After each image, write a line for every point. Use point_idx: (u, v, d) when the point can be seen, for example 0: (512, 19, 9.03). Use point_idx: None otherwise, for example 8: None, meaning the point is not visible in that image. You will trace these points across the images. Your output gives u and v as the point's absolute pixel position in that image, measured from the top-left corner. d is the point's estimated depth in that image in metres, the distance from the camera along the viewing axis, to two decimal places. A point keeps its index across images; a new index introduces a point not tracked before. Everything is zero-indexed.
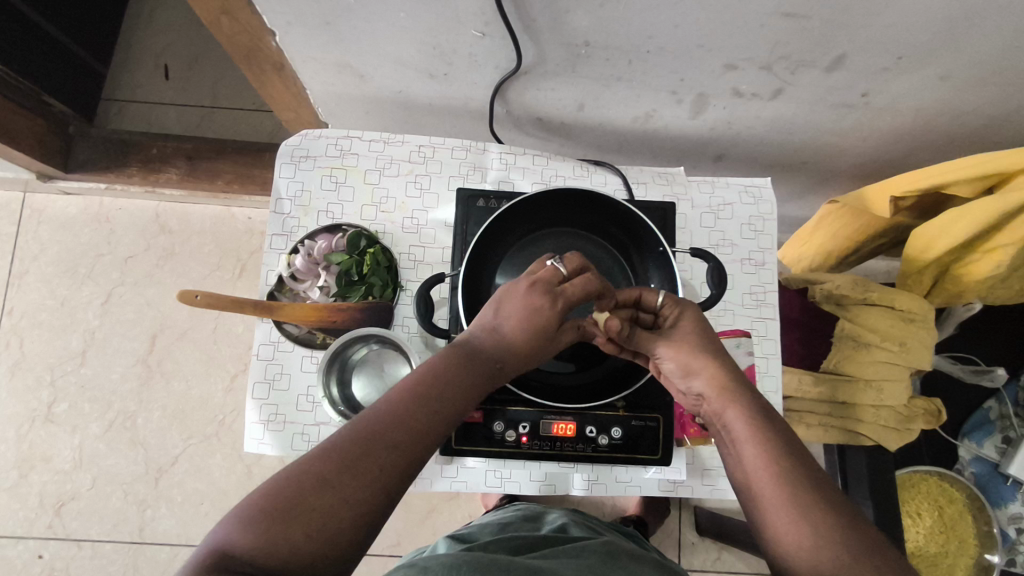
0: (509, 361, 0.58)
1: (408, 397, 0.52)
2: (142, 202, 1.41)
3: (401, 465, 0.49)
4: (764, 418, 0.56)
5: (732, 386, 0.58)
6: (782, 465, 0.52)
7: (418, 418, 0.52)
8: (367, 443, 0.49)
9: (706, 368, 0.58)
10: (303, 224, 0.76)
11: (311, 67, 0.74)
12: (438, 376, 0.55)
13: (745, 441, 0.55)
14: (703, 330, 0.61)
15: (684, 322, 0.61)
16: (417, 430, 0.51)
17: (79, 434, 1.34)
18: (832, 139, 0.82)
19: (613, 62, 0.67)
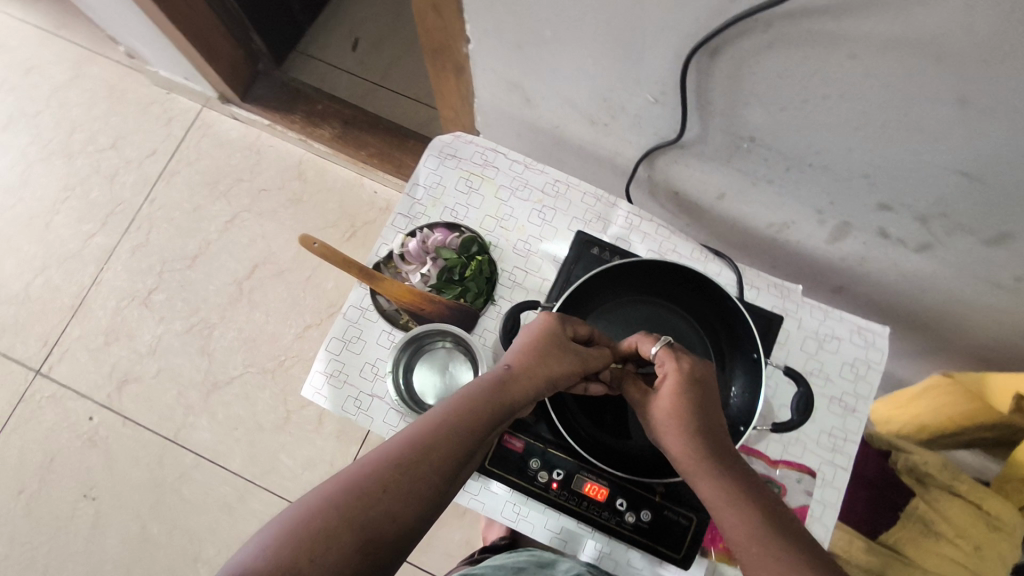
0: (536, 383, 0.57)
1: (416, 435, 0.52)
2: (292, 147, 1.54)
3: (393, 493, 0.49)
4: (740, 478, 0.52)
5: (709, 450, 0.53)
6: (757, 537, 0.49)
7: (423, 452, 0.51)
8: (374, 481, 0.49)
9: (676, 429, 0.54)
10: (427, 214, 0.81)
11: (487, 80, 0.80)
12: (447, 411, 0.53)
13: (721, 513, 0.51)
14: (683, 379, 0.55)
15: (683, 370, 0.55)
16: (428, 454, 0.51)
17: (162, 325, 1.45)
18: (968, 311, 0.77)
19: (770, 165, 0.67)
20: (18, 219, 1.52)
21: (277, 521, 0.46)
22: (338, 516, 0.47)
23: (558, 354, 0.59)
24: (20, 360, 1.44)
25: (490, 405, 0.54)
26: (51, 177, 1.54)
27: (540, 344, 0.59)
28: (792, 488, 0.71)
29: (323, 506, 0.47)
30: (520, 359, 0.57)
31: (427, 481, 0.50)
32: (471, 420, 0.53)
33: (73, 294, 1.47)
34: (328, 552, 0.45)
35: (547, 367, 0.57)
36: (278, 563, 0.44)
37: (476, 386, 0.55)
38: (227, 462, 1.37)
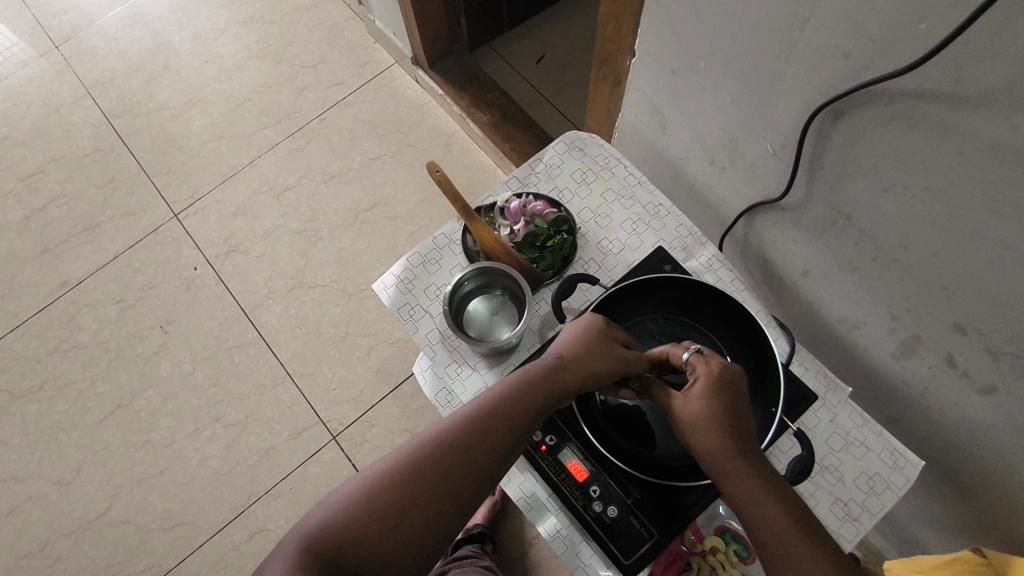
0: (580, 380, 0.61)
1: (473, 417, 0.57)
2: (451, 121, 1.70)
3: (451, 468, 0.55)
4: (770, 479, 0.56)
5: (742, 450, 0.56)
6: (779, 530, 0.53)
7: (480, 431, 0.56)
8: (436, 461, 0.55)
9: (710, 423, 0.57)
10: (538, 186, 0.89)
11: (635, 98, 0.88)
12: (502, 397, 0.59)
13: (749, 509, 0.55)
14: (717, 380, 0.59)
15: (714, 372, 0.59)
16: (481, 436, 0.56)
17: (283, 219, 1.64)
18: (1014, 486, 0.73)
19: (859, 251, 0.70)
20: (218, 93, 1.78)
21: (353, 493, 0.53)
22: (404, 493, 0.53)
23: (603, 352, 0.63)
24: (167, 200, 1.68)
25: (539, 394, 0.60)
26: (258, 71, 1.80)
27: (579, 343, 0.63)
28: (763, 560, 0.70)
29: (392, 481, 0.53)
30: (564, 353, 0.62)
31: (484, 459, 0.56)
32: (521, 404, 0.59)
33: (230, 166, 1.70)
34: (395, 521, 0.52)
35: (591, 363, 0.62)
36: (352, 531, 0.51)
37: (524, 376, 0.60)
38: (280, 351, 1.51)
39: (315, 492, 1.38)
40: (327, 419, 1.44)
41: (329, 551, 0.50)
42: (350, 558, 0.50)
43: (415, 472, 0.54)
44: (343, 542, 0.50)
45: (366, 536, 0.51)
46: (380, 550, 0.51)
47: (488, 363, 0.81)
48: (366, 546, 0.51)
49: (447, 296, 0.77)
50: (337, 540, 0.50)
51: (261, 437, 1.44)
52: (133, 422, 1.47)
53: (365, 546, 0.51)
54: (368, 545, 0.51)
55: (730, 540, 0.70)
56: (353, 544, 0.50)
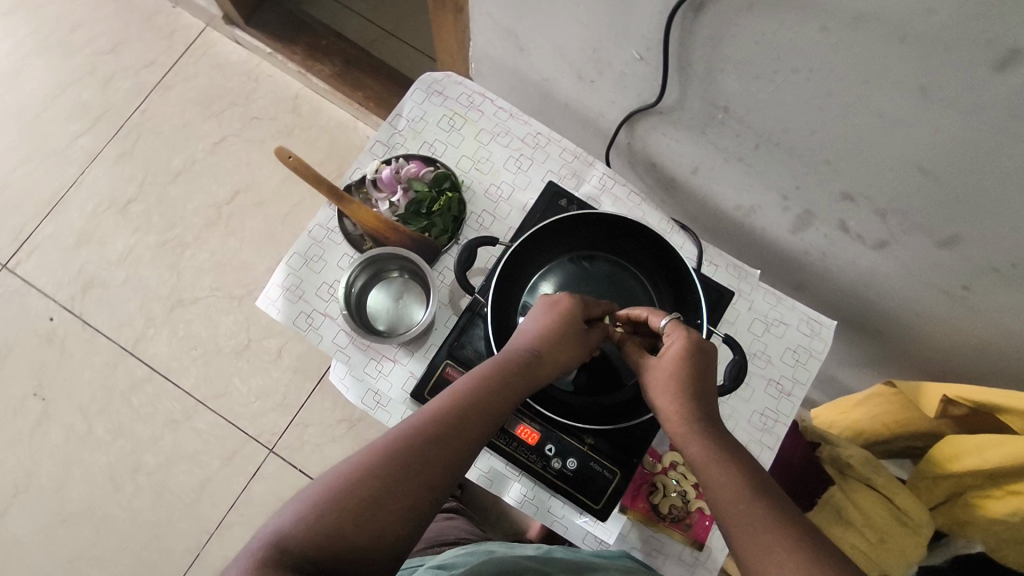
0: (549, 362, 0.59)
1: (452, 402, 0.53)
2: (292, 80, 1.53)
3: (429, 456, 0.49)
4: (728, 439, 0.52)
5: (701, 411, 0.53)
6: (732, 487, 0.48)
7: (458, 420, 0.52)
8: (413, 447, 0.49)
9: (672, 387, 0.55)
10: (406, 146, 0.81)
11: (483, 23, 0.80)
12: (476, 385, 0.55)
13: (705, 467, 0.50)
14: (687, 344, 0.56)
15: (686, 339, 0.56)
16: (462, 423, 0.52)
17: (135, 237, 1.44)
18: (913, 319, 0.80)
19: (741, 140, 0.69)
20: (5, 109, 1.49)
21: (321, 487, 0.46)
22: (379, 481, 0.47)
23: (574, 330, 0.61)
24: None
25: (515, 379, 0.57)
26: (45, 72, 1.52)
27: (554, 326, 0.61)
28: None
29: (363, 474, 0.47)
30: (538, 338, 0.60)
31: (459, 451, 0.51)
32: (498, 391, 0.55)
33: (51, 193, 1.46)
34: (371, 515, 0.45)
35: (564, 343, 0.60)
36: (319, 529, 0.44)
37: (500, 363, 0.57)
38: (181, 379, 1.38)
39: (269, 509, 1.32)
40: (257, 434, 1.35)
41: (288, 554, 0.43)
42: (319, 556, 0.43)
43: (388, 462, 0.48)
44: (309, 544, 0.43)
45: (336, 535, 0.44)
46: (353, 547, 0.44)
47: (408, 349, 0.75)
48: (335, 544, 0.44)
49: (343, 311, 0.69)
50: (301, 543, 0.43)
51: (191, 472, 1.33)
52: (40, 502, 1.32)
53: (335, 543, 0.44)
54: (338, 541, 0.44)
55: None
56: (321, 543, 0.44)
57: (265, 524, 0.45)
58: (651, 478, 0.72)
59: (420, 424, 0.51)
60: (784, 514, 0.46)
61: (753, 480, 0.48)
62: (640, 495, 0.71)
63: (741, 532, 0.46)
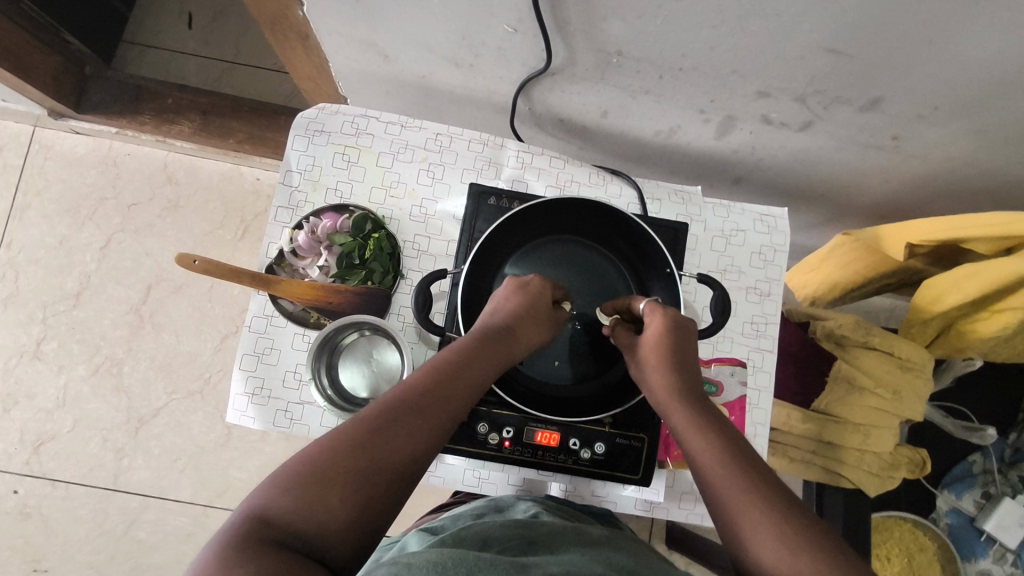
0: (524, 335, 0.59)
1: (432, 374, 0.51)
2: (152, 151, 1.39)
3: (413, 429, 0.47)
4: (714, 412, 0.53)
5: (684, 384, 0.55)
6: (717, 456, 0.49)
7: (439, 394, 0.50)
8: (395, 416, 0.47)
9: (659, 364, 0.56)
10: (309, 200, 0.75)
11: (335, 41, 0.72)
12: (454, 357, 0.53)
13: (691, 439, 0.51)
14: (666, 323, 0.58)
15: (667, 316, 0.59)
16: (444, 398, 0.50)
17: (64, 375, 1.33)
18: (854, 176, 0.81)
19: (643, 75, 0.66)
20: None
21: (303, 456, 0.44)
22: (364, 452, 0.44)
23: (538, 304, 0.62)
24: None
25: (490, 351, 0.55)
26: None
27: (525, 300, 0.61)
28: (727, 382, 0.74)
29: (348, 442, 0.45)
30: (513, 311, 0.59)
31: (442, 424, 0.49)
32: (476, 362, 0.54)
33: None
34: (359, 487, 0.43)
35: (536, 318, 0.60)
36: (305, 505, 0.41)
37: (482, 337, 0.56)
38: (178, 494, 1.31)
39: None
40: None
41: (273, 535, 0.40)
42: (303, 531, 0.41)
43: (371, 430, 0.46)
44: (294, 521, 0.41)
45: (321, 505, 0.42)
46: (339, 519, 0.42)
47: None
48: (321, 518, 0.41)
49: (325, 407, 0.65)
50: (286, 520, 0.41)
51: None
52: None
53: (319, 515, 0.41)
54: (322, 514, 0.41)
55: None
56: (306, 520, 0.41)
57: (241, 504, 0.42)
58: None
59: (402, 396, 0.49)
60: (767, 485, 0.47)
61: (737, 452, 0.49)
62: (673, 444, 0.72)
63: (729, 504, 0.46)
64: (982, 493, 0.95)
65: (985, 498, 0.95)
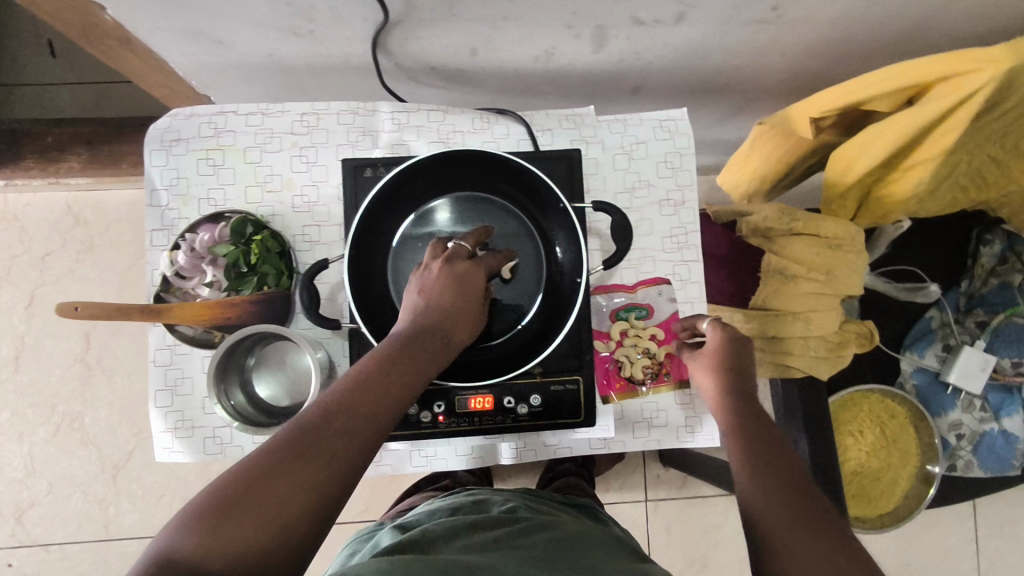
0: (454, 337, 0.55)
1: (357, 384, 0.48)
2: (50, 195, 1.31)
3: (335, 446, 0.45)
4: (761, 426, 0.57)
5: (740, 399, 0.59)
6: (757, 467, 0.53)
7: (362, 405, 0.47)
8: (315, 434, 0.45)
9: (713, 375, 0.62)
10: (184, 215, 0.70)
11: (161, 39, 0.66)
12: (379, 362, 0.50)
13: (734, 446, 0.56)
14: (727, 339, 0.62)
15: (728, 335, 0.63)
16: (370, 408, 0.48)
17: (26, 441, 1.30)
18: (751, 57, 0.76)
19: (490, 2, 0.60)
20: None
21: (218, 486, 0.42)
22: (280, 476, 0.43)
23: (468, 287, 0.57)
24: None
25: (415, 352, 0.52)
26: None
27: (456, 290, 0.56)
28: (657, 303, 0.72)
29: (259, 471, 0.43)
30: (440, 304, 0.55)
31: (367, 435, 0.47)
32: (402, 365, 0.51)
33: None
34: (274, 514, 0.41)
35: (463, 305, 0.56)
36: (213, 538, 0.40)
37: (407, 338, 0.52)
38: None
39: None
40: None
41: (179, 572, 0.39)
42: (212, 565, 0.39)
43: (288, 452, 0.44)
44: (201, 556, 0.39)
45: (232, 537, 0.40)
46: (254, 550, 0.40)
47: None
48: (231, 550, 0.40)
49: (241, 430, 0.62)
50: (192, 556, 0.39)
51: None
52: None
53: (230, 547, 0.40)
54: (234, 545, 0.40)
55: (627, 314, 0.72)
56: (215, 554, 0.40)
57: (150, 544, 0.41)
58: (614, 356, 0.72)
59: (323, 411, 0.46)
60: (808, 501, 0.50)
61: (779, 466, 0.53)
62: (615, 377, 0.71)
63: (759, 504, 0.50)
64: (942, 346, 0.95)
65: (947, 351, 0.94)
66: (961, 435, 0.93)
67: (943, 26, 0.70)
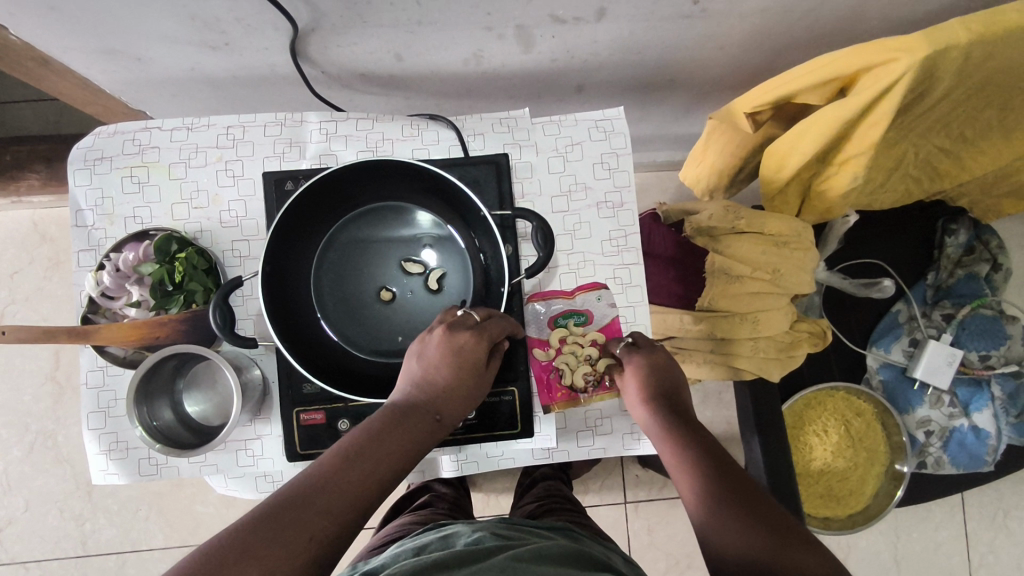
0: (449, 415, 0.57)
1: (343, 456, 0.49)
2: (15, 214, 1.31)
3: (318, 523, 0.45)
4: (710, 446, 0.56)
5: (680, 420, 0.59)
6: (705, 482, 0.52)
7: (347, 479, 0.48)
8: (295, 510, 0.44)
9: (641, 393, 0.62)
10: (111, 234, 0.69)
11: (76, 56, 0.65)
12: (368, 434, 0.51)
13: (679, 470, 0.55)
14: (650, 363, 0.63)
15: (650, 358, 0.63)
16: (358, 485, 0.48)
17: (1, 460, 1.30)
18: (688, 51, 0.74)
19: (399, 6, 0.59)
20: None
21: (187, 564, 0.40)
22: (255, 555, 0.41)
23: (476, 364, 0.58)
24: None
25: (410, 430, 0.53)
26: None
27: (455, 366, 0.56)
28: (596, 308, 0.70)
29: (239, 543, 0.42)
30: (444, 380, 0.56)
31: (351, 510, 0.47)
32: (393, 439, 0.52)
33: None
34: None
35: (464, 382, 0.57)
36: None
37: (404, 411, 0.54)
38: (150, 544, 1.30)
39: None
40: None
41: None
42: None
43: (266, 528, 0.43)
44: None
45: None
46: None
47: (262, 417, 0.68)
48: None
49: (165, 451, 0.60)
50: None
51: None
52: None
53: None
54: None
55: (565, 321, 0.69)
56: None
57: None
58: (555, 364, 0.69)
59: (304, 488, 0.46)
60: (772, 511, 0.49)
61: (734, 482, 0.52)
62: (555, 386, 0.68)
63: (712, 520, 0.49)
64: (909, 341, 0.92)
65: (914, 345, 0.92)
66: (929, 432, 0.91)
67: (881, 11, 0.68)
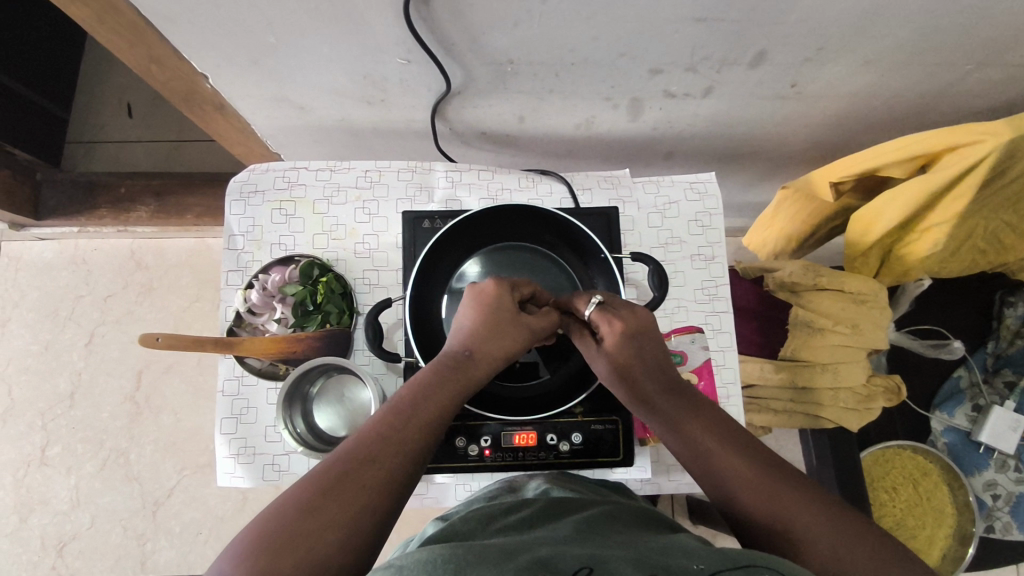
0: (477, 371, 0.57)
1: (381, 420, 0.50)
2: (117, 242, 1.42)
3: (364, 480, 0.46)
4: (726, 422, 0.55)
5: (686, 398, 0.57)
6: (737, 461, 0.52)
7: (385, 438, 0.49)
8: (343, 472, 0.46)
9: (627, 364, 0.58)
10: (257, 258, 0.77)
11: (250, 104, 0.75)
12: (403, 398, 0.52)
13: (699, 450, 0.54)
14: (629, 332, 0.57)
15: (627, 324, 0.57)
16: (393, 442, 0.49)
17: (74, 475, 1.35)
18: (775, 127, 0.83)
19: (541, 77, 0.68)
20: None
21: (257, 526, 0.43)
22: (313, 514, 0.43)
23: (499, 324, 0.58)
24: None
25: (447, 389, 0.54)
26: None
27: (486, 315, 0.58)
28: (690, 350, 0.74)
29: (299, 505, 0.44)
30: (470, 337, 0.58)
31: (390, 468, 0.47)
32: (432, 399, 0.53)
33: None
34: (318, 547, 0.42)
35: (488, 335, 0.57)
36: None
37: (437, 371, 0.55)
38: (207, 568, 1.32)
39: None
40: None
41: None
42: None
43: (323, 489, 0.45)
44: None
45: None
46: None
47: None
48: None
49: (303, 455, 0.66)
50: None
51: None
52: None
53: None
54: None
55: None
56: None
57: None
58: None
59: (348, 452, 0.48)
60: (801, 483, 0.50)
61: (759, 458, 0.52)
62: None
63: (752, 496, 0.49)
64: (971, 406, 0.97)
65: (976, 411, 0.97)
66: (996, 495, 0.95)
67: (952, 100, 0.77)
